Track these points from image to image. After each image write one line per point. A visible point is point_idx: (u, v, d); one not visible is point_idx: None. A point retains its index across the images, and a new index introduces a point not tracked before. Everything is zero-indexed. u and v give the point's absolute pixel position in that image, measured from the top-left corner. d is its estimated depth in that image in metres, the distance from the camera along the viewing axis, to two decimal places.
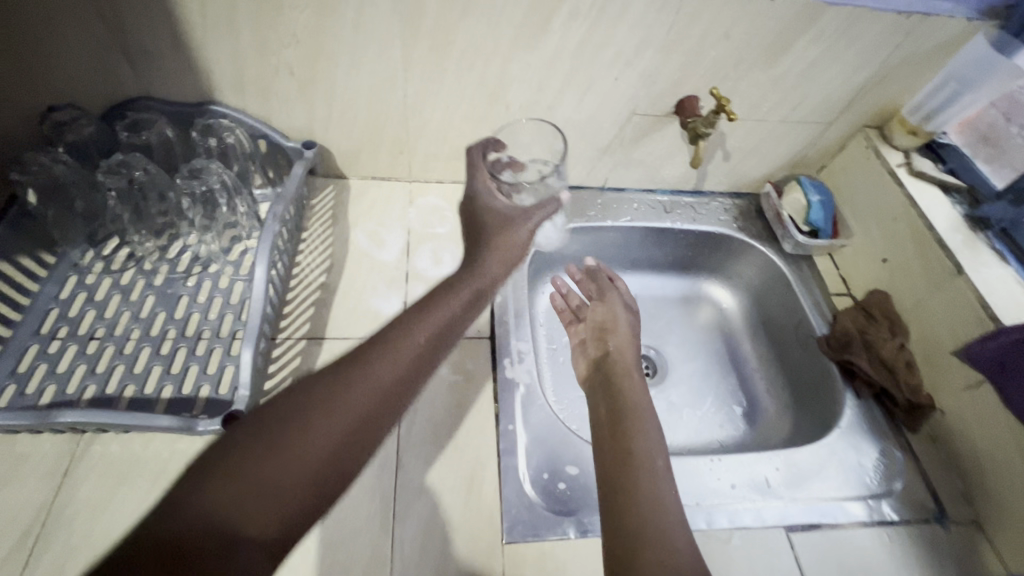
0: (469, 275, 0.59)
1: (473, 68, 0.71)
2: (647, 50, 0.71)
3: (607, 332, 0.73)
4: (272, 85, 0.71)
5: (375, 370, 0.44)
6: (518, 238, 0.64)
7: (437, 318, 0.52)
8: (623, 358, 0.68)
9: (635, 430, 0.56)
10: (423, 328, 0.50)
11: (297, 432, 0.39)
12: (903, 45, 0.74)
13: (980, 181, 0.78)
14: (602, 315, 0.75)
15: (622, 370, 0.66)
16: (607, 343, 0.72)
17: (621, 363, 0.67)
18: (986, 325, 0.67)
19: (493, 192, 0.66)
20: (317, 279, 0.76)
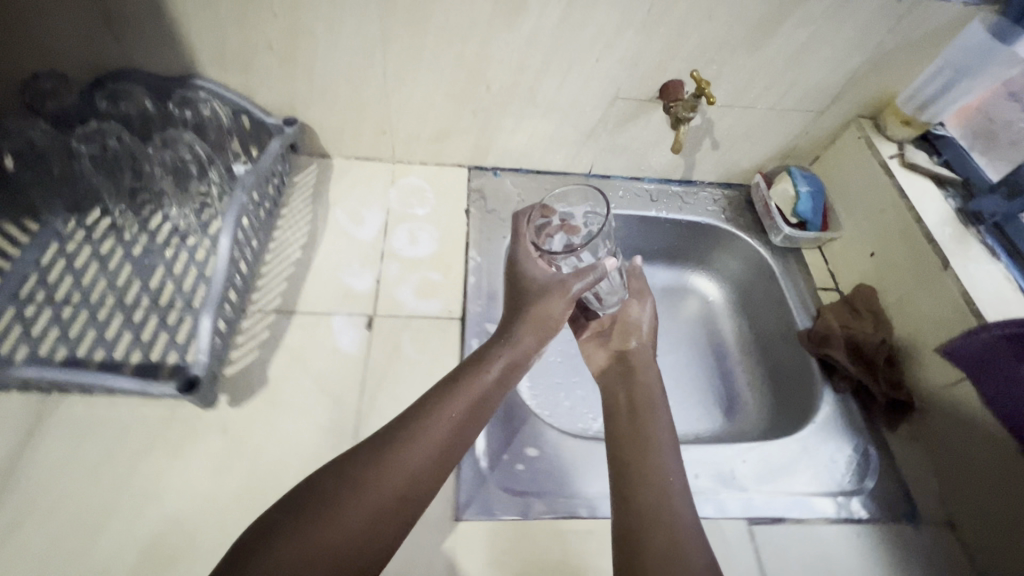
0: (503, 344, 0.63)
1: (452, 46, 0.71)
2: (628, 31, 0.70)
3: (629, 335, 0.75)
4: (253, 61, 0.72)
5: (416, 451, 0.50)
6: (554, 308, 0.65)
7: (466, 399, 0.56)
8: (642, 355, 0.73)
9: (649, 424, 0.61)
10: (460, 404, 0.55)
11: (344, 501, 0.45)
12: (897, 30, 0.71)
13: (975, 174, 0.75)
14: (631, 317, 0.76)
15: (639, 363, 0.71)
16: (629, 342, 0.74)
17: (642, 358, 0.72)
18: (968, 322, 0.65)
19: (536, 261, 0.68)
20: (293, 255, 0.77)
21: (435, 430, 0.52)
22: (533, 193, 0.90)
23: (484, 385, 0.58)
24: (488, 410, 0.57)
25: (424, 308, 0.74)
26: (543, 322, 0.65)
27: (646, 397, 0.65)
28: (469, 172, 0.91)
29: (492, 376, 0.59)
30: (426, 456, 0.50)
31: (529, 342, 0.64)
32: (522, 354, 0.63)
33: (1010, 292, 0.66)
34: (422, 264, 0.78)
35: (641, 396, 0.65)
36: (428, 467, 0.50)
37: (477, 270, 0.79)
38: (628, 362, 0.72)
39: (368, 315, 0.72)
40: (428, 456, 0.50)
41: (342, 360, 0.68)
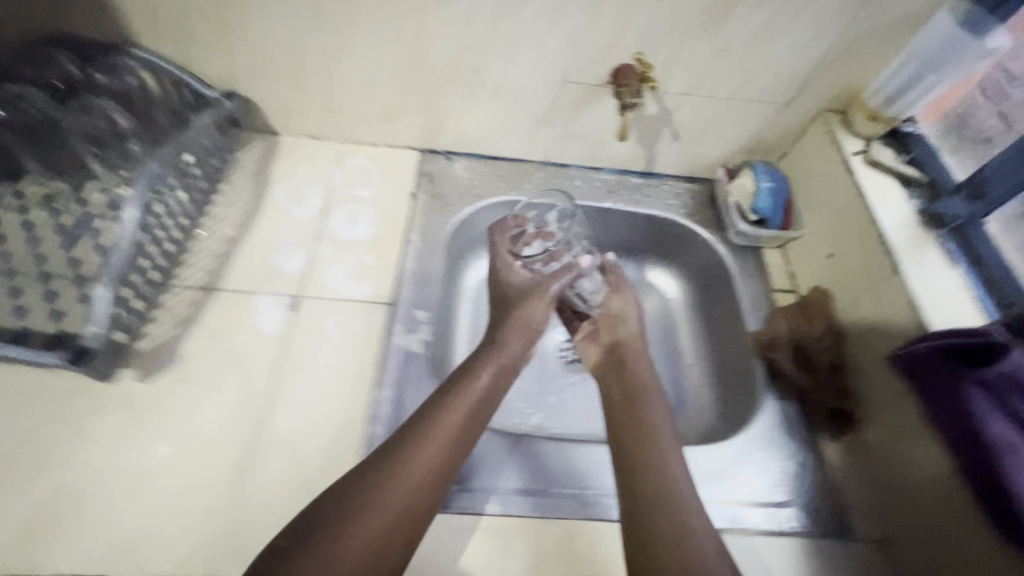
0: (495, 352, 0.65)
1: (389, 20, 0.68)
2: (571, 9, 0.66)
3: (615, 325, 0.75)
4: (187, 30, 0.70)
5: (420, 465, 0.52)
6: (539, 309, 0.71)
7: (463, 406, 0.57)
8: (631, 352, 0.72)
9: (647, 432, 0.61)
10: (458, 412, 0.57)
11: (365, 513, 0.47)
12: (860, 17, 0.67)
13: (941, 174, 0.70)
14: (619, 309, 0.76)
15: (630, 360, 0.71)
16: (618, 333, 0.74)
17: (632, 354, 0.71)
18: (914, 331, 0.61)
19: (517, 268, 0.74)
20: (226, 232, 0.75)
21: (435, 439, 0.54)
22: (484, 179, 0.87)
23: (477, 392, 0.59)
24: (486, 411, 0.60)
25: (354, 291, 0.72)
26: (530, 325, 0.70)
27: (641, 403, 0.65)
28: (421, 155, 0.88)
29: (484, 383, 0.60)
30: (429, 466, 0.52)
31: (515, 345, 0.67)
32: (512, 363, 0.65)
33: (963, 300, 0.62)
34: (357, 246, 0.76)
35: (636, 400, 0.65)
36: (432, 473, 0.52)
37: (414, 255, 0.76)
38: (619, 362, 0.71)
39: (294, 296, 0.70)
40: (433, 467, 0.52)
41: (260, 340, 0.66)
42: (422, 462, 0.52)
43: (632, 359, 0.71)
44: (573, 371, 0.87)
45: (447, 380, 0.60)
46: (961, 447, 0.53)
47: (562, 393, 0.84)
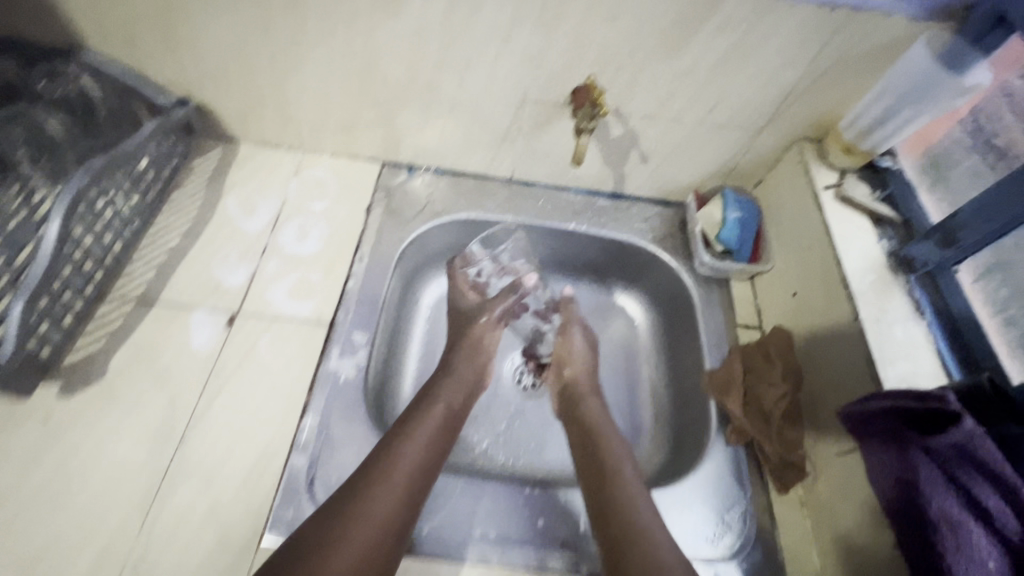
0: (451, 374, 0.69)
1: (337, 32, 0.66)
2: (523, 27, 0.63)
3: (561, 364, 0.77)
4: (134, 37, 0.68)
5: (388, 495, 0.52)
6: (478, 335, 0.76)
7: (426, 433, 0.58)
8: (585, 386, 0.74)
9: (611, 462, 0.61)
10: (420, 441, 0.57)
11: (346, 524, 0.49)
12: (833, 44, 0.62)
13: (917, 215, 0.66)
14: (570, 347, 0.79)
15: (580, 399, 0.72)
16: (564, 375, 0.76)
17: (585, 389, 0.73)
18: (868, 387, 0.57)
19: (467, 292, 0.83)
20: (171, 241, 0.74)
21: (401, 466, 0.54)
22: (445, 195, 0.84)
23: (429, 423, 0.60)
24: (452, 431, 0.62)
25: (295, 310, 0.70)
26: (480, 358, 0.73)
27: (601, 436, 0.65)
28: (382, 167, 0.86)
29: (437, 415, 0.61)
30: (399, 496, 0.52)
31: (468, 377, 0.70)
32: (463, 394, 0.67)
33: (924, 356, 0.57)
34: (303, 262, 0.74)
35: (596, 434, 0.66)
36: (402, 498, 0.52)
37: (360, 275, 0.74)
38: (574, 400, 0.73)
39: (231, 313, 0.69)
40: (401, 492, 0.52)
41: (190, 359, 0.65)
42: (389, 493, 0.52)
43: (586, 395, 0.72)
44: (526, 397, 0.84)
45: (405, 413, 0.62)
46: (902, 513, 0.50)
47: (512, 420, 0.82)
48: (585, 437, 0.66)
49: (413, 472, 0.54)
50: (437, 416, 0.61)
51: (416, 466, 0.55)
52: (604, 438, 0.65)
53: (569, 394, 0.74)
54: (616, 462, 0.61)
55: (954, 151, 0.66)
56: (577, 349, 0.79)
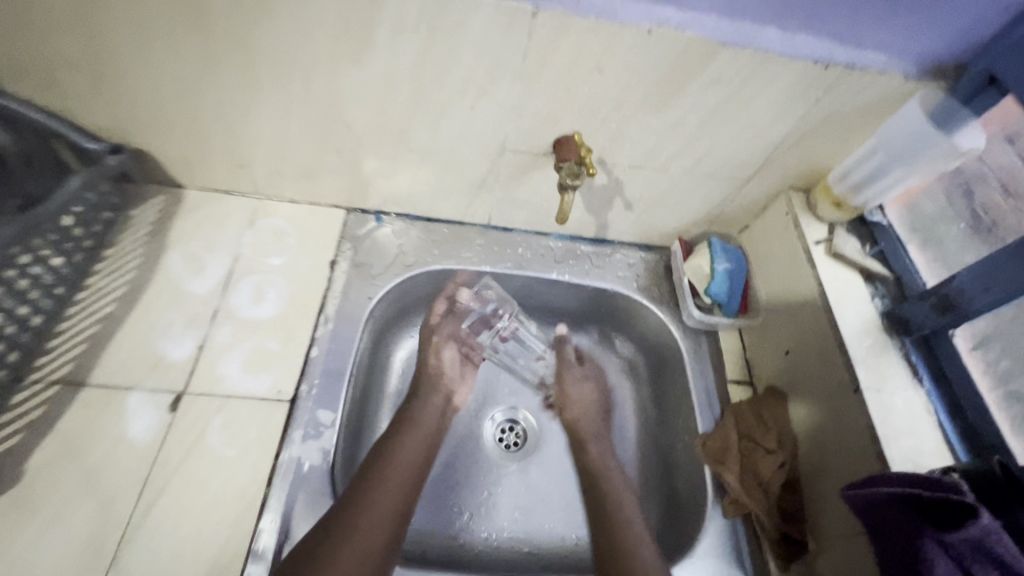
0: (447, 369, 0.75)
1: (294, 78, 0.59)
2: (503, 78, 0.58)
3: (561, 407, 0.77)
4: (54, 79, 0.59)
5: (371, 518, 0.54)
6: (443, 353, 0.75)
7: (411, 449, 0.62)
8: (585, 422, 0.75)
9: (613, 495, 0.65)
10: (402, 464, 0.60)
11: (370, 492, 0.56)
12: (825, 101, 0.60)
13: (907, 273, 0.65)
14: (573, 397, 0.78)
15: (588, 438, 0.73)
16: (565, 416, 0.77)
17: (587, 426, 0.75)
18: (873, 465, 0.54)
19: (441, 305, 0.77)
20: (104, 308, 0.65)
21: (386, 492, 0.57)
22: (417, 245, 0.78)
23: (410, 445, 0.63)
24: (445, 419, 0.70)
25: (250, 385, 0.63)
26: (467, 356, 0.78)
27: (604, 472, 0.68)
28: (348, 214, 0.79)
29: (420, 436, 0.64)
30: (383, 519, 0.55)
31: (435, 402, 0.70)
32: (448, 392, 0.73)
33: (925, 429, 0.55)
34: (259, 328, 0.67)
35: (600, 473, 0.68)
36: (385, 519, 0.55)
37: (325, 341, 0.67)
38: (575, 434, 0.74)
39: (177, 393, 0.60)
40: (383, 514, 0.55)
41: (126, 452, 0.56)
42: (372, 515, 0.54)
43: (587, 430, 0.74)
44: (508, 459, 0.79)
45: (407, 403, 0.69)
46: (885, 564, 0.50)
47: (494, 487, 0.76)
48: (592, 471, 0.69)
49: (396, 491, 0.58)
50: (420, 429, 0.65)
51: (399, 486, 0.58)
52: (609, 472, 0.68)
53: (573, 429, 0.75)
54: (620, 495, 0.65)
55: (946, 209, 0.65)
56: (572, 390, 0.78)
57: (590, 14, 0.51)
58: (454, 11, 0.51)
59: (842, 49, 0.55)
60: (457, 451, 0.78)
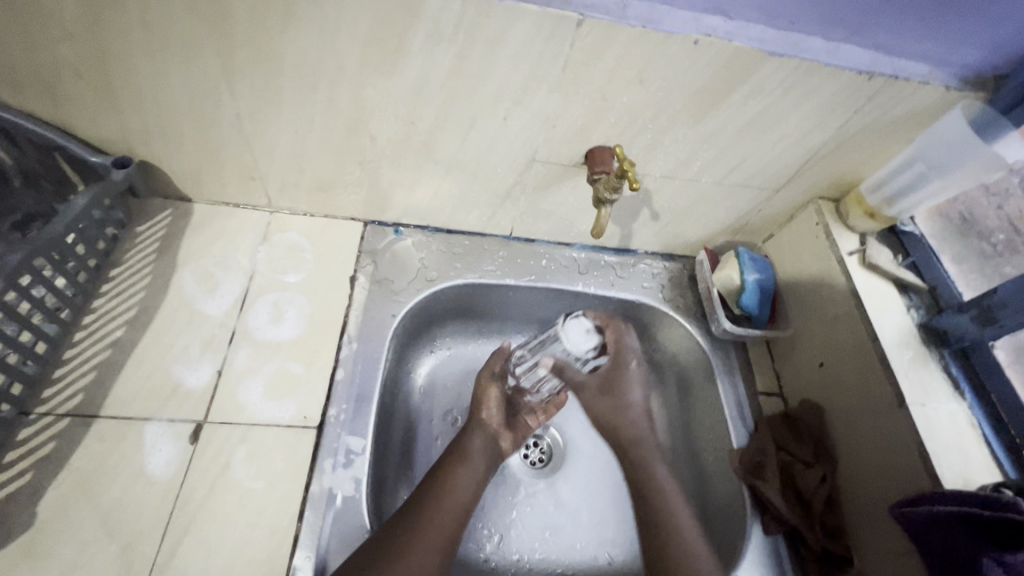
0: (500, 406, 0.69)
1: (318, 89, 0.56)
2: (539, 89, 0.56)
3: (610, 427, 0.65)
4: (58, 90, 0.55)
5: (430, 532, 0.54)
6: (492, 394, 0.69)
7: (467, 478, 0.61)
8: (626, 431, 0.64)
9: (665, 514, 0.58)
10: (460, 491, 0.60)
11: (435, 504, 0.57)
12: (865, 111, 0.59)
13: (943, 284, 0.64)
14: (606, 415, 0.65)
15: (632, 442, 0.63)
16: (617, 438, 0.64)
17: (630, 435, 0.63)
18: (921, 481, 0.54)
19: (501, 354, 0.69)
20: (112, 332, 0.61)
21: (443, 517, 0.56)
22: (438, 259, 0.76)
23: (466, 475, 0.62)
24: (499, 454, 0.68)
25: (274, 412, 0.59)
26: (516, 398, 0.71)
27: (652, 480, 0.60)
28: (365, 227, 0.76)
29: (477, 469, 0.63)
30: (439, 539, 0.55)
31: (485, 435, 0.67)
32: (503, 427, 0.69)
33: (970, 443, 0.55)
34: (280, 350, 0.63)
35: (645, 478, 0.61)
36: (441, 541, 0.54)
37: (350, 362, 0.64)
38: (617, 442, 0.64)
39: (196, 423, 0.57)
40: (440, 536, 0.55)
41: (145, 490, 0.53)
42: (428, 537, 0.54)
43: (632, 438, 0.63)
44: (536, 476, 0.77)
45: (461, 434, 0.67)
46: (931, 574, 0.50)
47: (523, 506, 0.74)
48: (638, 479, 0.61)
49: (454, 513, 0.58)
50: (473, 456, 0.64)
51: (455, 510, 0.58)
52: (662, 481, 0.61)
53: (614, 443, 0.65)
54: (669, 506, 0.59)
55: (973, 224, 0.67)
56: (598, 406, 0.65)
57: (637, 24, 0.49)
58: (494, 21, 0.49)
59: (885, 60, 0.54)
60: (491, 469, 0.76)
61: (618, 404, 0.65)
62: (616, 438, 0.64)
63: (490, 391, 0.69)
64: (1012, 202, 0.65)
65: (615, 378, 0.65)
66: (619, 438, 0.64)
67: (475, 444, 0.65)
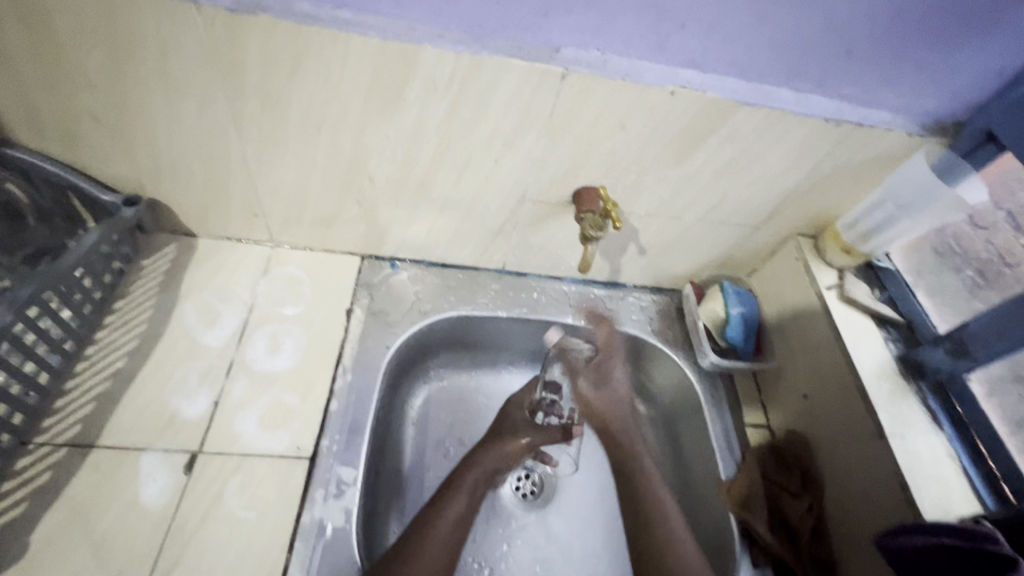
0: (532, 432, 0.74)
1: (321, 133, 0.59)
2: (528, 133, 0.59)
3: (600, 410, 0.74)
4: (76, 133, 0.58)
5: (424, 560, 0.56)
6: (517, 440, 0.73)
7: (454, 510, 0.62)
8: (615, 426, 0.74)
9: (663, 524, 0.63)
10: (448, 520, 0.61)
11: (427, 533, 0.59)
12: (835, 154, 0.63)
13: (919, 318, 0.67)
14: (596, 399, 0.75)
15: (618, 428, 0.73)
16: (603, 417, 0.74)
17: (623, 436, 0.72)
18: (903, 512, 0.55)
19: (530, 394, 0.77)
20: (113, 363, 0.62)
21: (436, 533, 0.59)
22: (432, 292, 0.78)
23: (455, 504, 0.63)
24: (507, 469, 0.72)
25: (268, 442, 0.60)
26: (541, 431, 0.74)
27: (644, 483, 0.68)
28: (363, 261, 0.79)
29: (462, 500, 0.64)
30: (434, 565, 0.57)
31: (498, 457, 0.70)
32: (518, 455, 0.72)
33: (950, 474, 0.57)
34: (276, 381, 0.65)
35: (641, 483, 0.68)
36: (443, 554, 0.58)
37: (344, 393, 0.66)
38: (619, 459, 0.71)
39: (191, 453, 0.58)
40: (440, 556, 0.58)
41: (137, 520, 0.53)
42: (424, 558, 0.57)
43: (631, 454, 0.71)
44: (528, 508, 0.77)
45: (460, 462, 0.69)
46: None
47: (513, 539, 0.74)
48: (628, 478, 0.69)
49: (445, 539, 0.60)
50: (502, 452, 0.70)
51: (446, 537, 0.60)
52: (655, 483, 0.68)
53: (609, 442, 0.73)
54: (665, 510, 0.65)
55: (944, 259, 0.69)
56: (593, 403, 0.75)
57: (617, 76, 0.53)
58: (486, 73, 0.53)
59: (851, 107, 0.58)
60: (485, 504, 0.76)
61: (610, 398, 0.75)
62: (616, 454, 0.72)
63: (530, 392, 0.77)
64: (999, 236, 0.63)
65: (605, 365, 0.76)
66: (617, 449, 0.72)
67: (517, 448, 0.72)
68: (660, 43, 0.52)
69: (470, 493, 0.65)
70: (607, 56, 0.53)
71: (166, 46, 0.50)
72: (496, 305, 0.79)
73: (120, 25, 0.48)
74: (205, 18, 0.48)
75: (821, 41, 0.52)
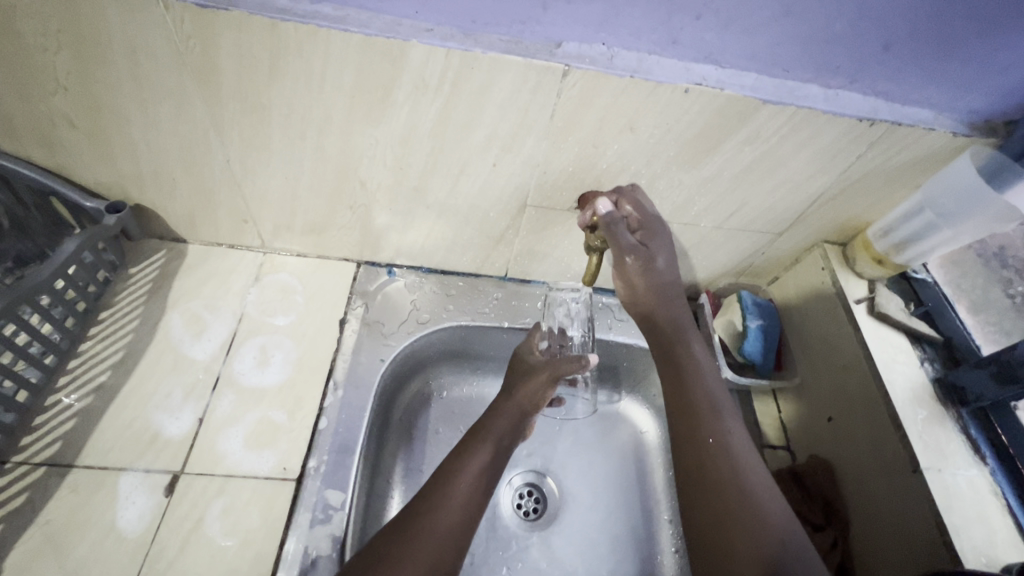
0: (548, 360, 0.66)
1: (305, 137, 0.55)
2: (528, 137, 0.55)
3: (655, 303, 0.61)
4: (53, 138, 0.55)
5: (447, 513, 0.50)
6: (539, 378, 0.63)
7: (478, 461, 0.55)
8: (705, 417, 0.54)
9: (722, 456, 0.51)
10: (473, 468, 0.54)
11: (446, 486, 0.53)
12: (868, 157, 0.57)
13: (959, 335, 0.61)
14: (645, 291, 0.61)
15: (678, 344, 0.60)
16: (661, 302, 0.61)
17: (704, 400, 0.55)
18: (940, 557, 0.50)
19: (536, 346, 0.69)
20: (96, 377, 0.60)
21: (434, 527, 0.49)
22: (431, 301, 0.75)
23: (451, 506, 0.51)
24: (529, 423, 0.64)
25: (254, 463, 0.57)
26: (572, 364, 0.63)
27: (728, 476, 0.50)
28: (358, 268, 0.75)
29: (486, 452, 0.56)
30: (451, 507, 0.51)
31: (520, 395, 0.63)
32: (534, 397, 0.63)
33: (993, 513, 0.51)
34: (264, 397, 0.62)
35: (681, 395, 0.56)
36: (467, 513, 0.51)
37: (334, 410, 0.62)
38: (716, 502, 0.49)
39: (172, 474, 0.55)
40: (460, 515, 0.51)
41: (114, 547, 0.51)
42: (419, 562, 0.47)
43: (729, 482, 0.49)
44: (530, 528, 0.73)
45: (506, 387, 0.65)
46: None
47: (513, 563, 0.70)
48: (702, 478, 0.50)
49: (473, 480, 0.54)
50: (511, 410, 0.61)
51: (475, 480, 0.54)
52: (742, 465, 0.51)
53: (676, 384, 0.57)
54: (724, 438, 0.53)
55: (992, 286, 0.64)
56: (641, 292, 0.62)
57: (624, 74, 0.48)
58: (481, 72, 0.48)
59: (886, 106, 0.52)
60: (490, 522, 0.72)
61: (658, 282, 0.61)
62: (709, 486, 0.50)
63: (531, 339, 0.70)
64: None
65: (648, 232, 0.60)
66: (709, 474, 0.50)
67: (541, 382, 0.63)
68: (673, 37, 0.46)
69: (495, 444, 0.58)
70: (614, 51, 0.48)
71: (136, 44, 0.46)
72: (500, 316, 0.75)
73: (83, 23, 0.44)
74: (174, 15, 0.44)
75: (855, 34, 0.46)
